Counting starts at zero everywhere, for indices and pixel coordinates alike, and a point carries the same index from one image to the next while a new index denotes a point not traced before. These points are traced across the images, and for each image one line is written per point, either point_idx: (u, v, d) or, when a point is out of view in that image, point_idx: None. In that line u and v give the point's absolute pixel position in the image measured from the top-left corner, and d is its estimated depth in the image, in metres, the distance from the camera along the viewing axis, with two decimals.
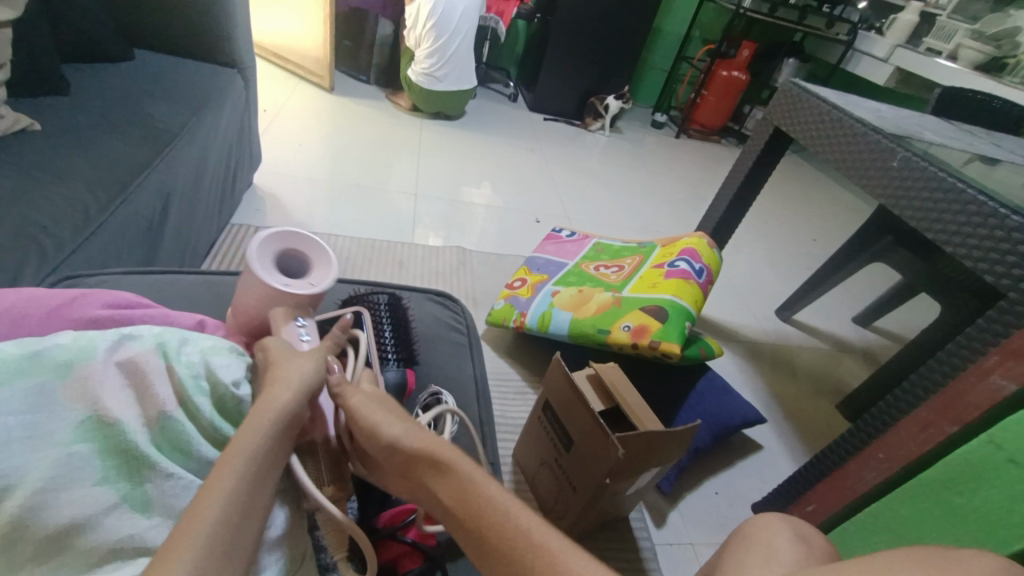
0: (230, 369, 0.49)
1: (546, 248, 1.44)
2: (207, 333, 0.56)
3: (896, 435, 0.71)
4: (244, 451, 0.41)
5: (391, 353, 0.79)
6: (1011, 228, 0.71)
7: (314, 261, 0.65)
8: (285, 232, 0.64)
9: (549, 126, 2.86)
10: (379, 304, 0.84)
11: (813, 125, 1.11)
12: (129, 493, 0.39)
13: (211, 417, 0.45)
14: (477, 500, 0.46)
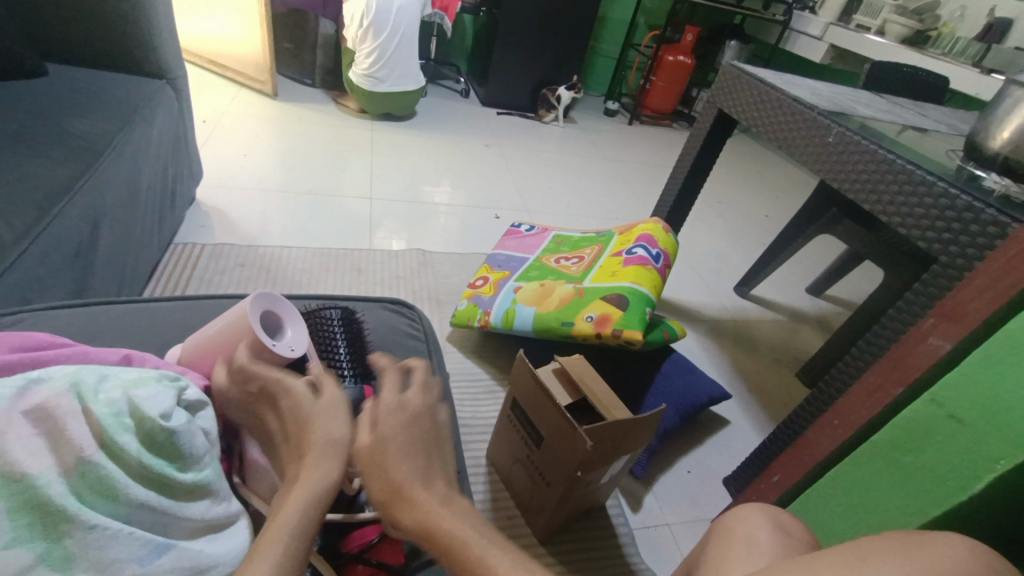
0: (158, 399, 0.45)
1: (506, 244, 1.43)
2: (134, 366, 0.53)
3: (849, 404, 0.74)
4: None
5: (347, 370, 0.74)
6: (939, 194, 0.74)
7: (287, 324, 0.66)
8: (269, 296, 0.65)
9: (504, 120, 2.84)
10: (332, 320, 0.80)
11: (754, 106, 1.15)
12: (48, 550, 0.37)
13: (139, 454, 0.42)
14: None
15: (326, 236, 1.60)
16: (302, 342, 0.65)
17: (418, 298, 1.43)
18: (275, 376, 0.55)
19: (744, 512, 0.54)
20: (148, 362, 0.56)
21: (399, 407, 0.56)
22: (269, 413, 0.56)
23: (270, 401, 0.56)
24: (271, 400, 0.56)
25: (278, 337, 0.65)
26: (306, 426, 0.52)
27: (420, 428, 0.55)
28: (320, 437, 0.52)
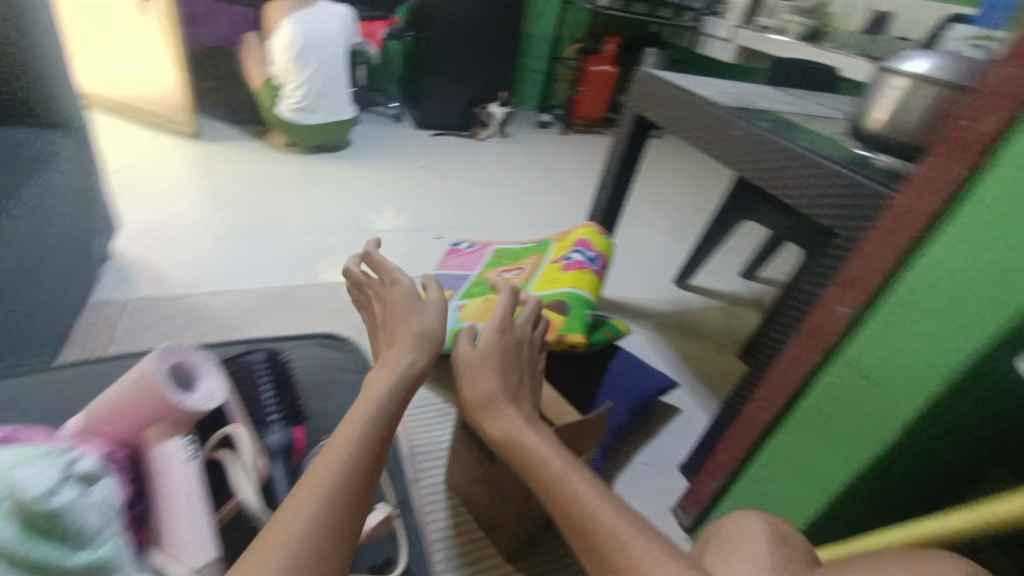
0: (41, 478, 0.43)
1: (448, 263, 1.43)
2: (20, 441, 0.49)
3: (777, 375, 0.78)
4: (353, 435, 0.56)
5: (273, 414, 0.76)
6: (830, 173, 0.81)
7: (199, 374, 0.65)
8: (178, 345, 0.63)
9: (439, 141, 2.85)
10: (253, 364, 0.81)
11: (667, 107, 1.21)
12: None
13: (16, 541, 0.39)
14: (557, 491, 0.54)
15: (263, 275, 1.55)
16: (219, 392, 0.64)
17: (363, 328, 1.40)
18: (391, 269, 0.86)
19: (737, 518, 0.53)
20: (37, 437, 0.52)
21: (500, 334, 0.77)
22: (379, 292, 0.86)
23: (385, 286, 0.85)
24: (384, 285, 0.86)
25: (191, 387, 0.64)
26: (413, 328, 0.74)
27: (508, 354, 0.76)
28: (409, 310, 0.78)
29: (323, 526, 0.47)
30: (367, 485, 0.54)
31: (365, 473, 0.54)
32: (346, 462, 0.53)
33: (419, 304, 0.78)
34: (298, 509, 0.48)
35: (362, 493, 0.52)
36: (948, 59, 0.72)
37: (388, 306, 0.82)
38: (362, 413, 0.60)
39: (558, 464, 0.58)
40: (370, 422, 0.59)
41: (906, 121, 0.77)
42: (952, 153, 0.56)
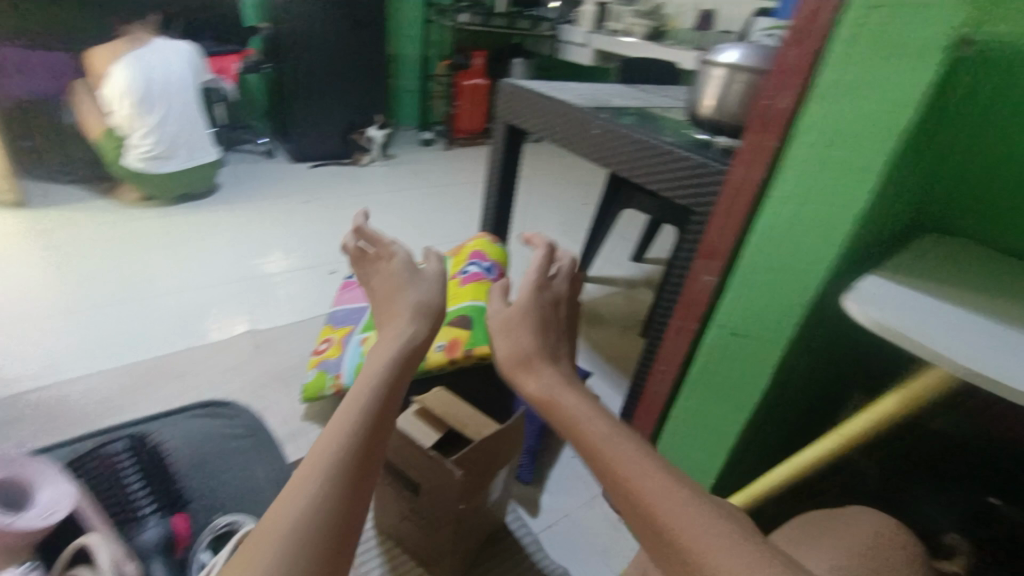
0: None
1: (344, 298, 1.42)
2: None
3: (668, 347, 0.84)
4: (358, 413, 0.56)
5: (149, 509, 0.88)
6: (677, 157, 0.89)
7: (39, 486, 0.78)
8: (9, 467, 0.78)
9: (320, 172, 2.72)
10: (123, 465, 0.92)
11: (533, 113, 1.26)
12: None
13: None
14: (601, 458, 0.50)
15: (133, 346, 1.37)
16: (63, 494, 0.78)
17: (261, 383, 1.29)
18: (387, 244, 0.87)
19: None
20: None
21: (533, 292, 0.77)
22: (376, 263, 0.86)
23: (385, 258, 0.86)
24: (383, 255, 0.87)
25: (36, 499, 0.78)
26: (415, 303, 0.75)
27: (539, 309, 0.75)
28: (417, 283, 0.80)
29: (320, 516, 0.47)
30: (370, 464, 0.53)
31: (368, 446, 0.54)
32: (344, 445, 0.52)
33: (415, 276, 0.81)
34: (294, 499, 0.47)
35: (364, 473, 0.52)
36: (752, 49, 0.83)
37: (388, 275, 0.83)
38: (361, 388, 0.59)
39: (604, 428, 0.53)
40: (369, 401, 0.58)
41: (730, 105, 0.87)
42: (767, 126, 0.64)
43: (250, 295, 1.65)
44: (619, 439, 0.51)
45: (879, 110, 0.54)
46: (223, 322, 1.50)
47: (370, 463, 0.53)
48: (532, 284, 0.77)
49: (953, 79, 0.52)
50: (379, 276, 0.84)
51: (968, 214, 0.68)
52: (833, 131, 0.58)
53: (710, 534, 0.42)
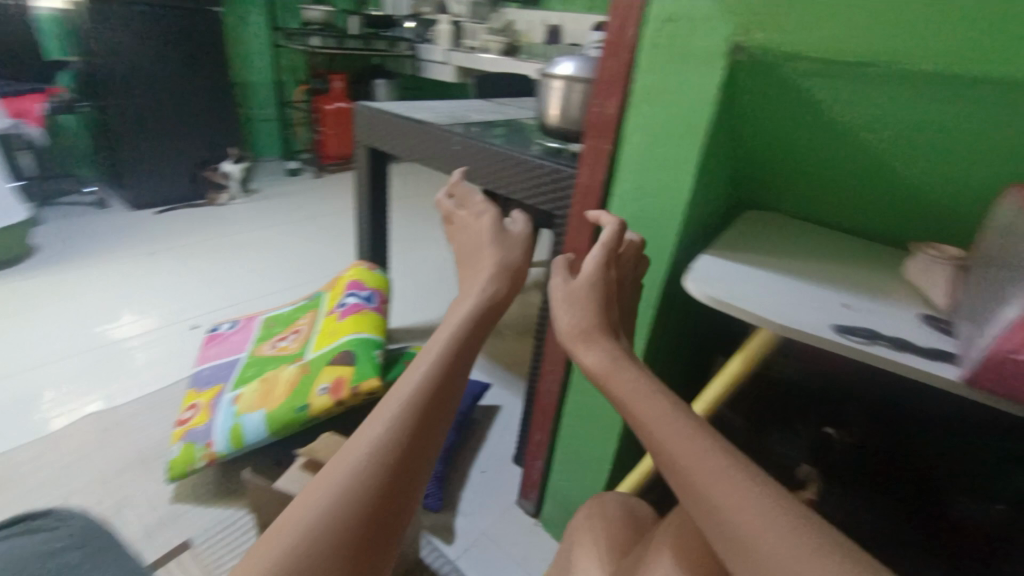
0: None
1: (210, 354, 1.28)
2: None
3: (551, 348, 0.87)
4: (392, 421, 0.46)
5: None
6: (533, 165, 0.92)
7: None
8: None
9: (169, 217, 2.40)
10: None
11: (392, 134, 1.23)
12: None
13: None
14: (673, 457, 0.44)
15: None
16: None
17: (116, 472, 1.10)
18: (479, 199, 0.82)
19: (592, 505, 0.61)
20: None
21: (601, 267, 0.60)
22: (461, 221, 0.82)
23: (470, 217, 0.81)
24: (467, 216, 0.82)
25: None
26: (486, 277, 0.67)
27: (608, 287, 0.61)
28: (492, 245, 0.73)
29: (368, 487, 0.41)
30: (403, 489, 0.43)
31: (433, 410, 0.49)
32: (367, 461, 0.43)
33: (498, 239, 0.74)
34: (289, 526, 0.39)
35: (393, 498, 0.42)
36: (583, 60, 0.89)
37: (473, 235, 0.77)
38: (431, 348, 0.56)
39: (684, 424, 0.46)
40: (439, 364, 0.53)
41: (573, 113, 0.93)
42: (601, 131, 0.70)
43: (89, 369, 1.39)
44: (684, 426, 0.46)
45: (688, 111, 0.61)
46: (57, 408, 1.26)
47: (404, 484, 0.43)
48: (604, 256, 0.61)
49: (739, 75, 0.61)
50: (465, 233, 0.80)
51: (867, 189, 0.73)
52: (657, 130, 0.65)
53: (769, 524, 0.38)
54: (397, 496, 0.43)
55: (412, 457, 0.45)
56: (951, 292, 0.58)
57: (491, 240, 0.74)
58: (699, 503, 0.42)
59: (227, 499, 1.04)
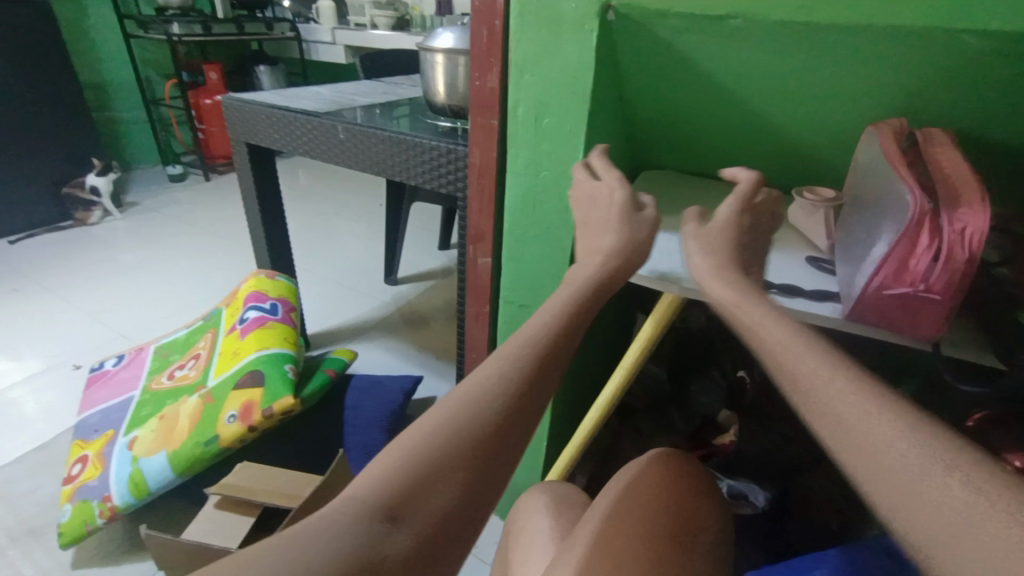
0: None
1: (94, 397, 1.12)
2: None
3: (473, 336, 0.86)
4: (495, 369, 0.45)
5: None
6: (425, 147, 0.87)
7: None
8: None
9: (27, 246, 2.05)
10: None
11: (271, 128, 1.11)
12: None
13: None
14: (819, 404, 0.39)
15: None
16: None
17: None
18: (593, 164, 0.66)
19: (527, 501, 0.61)
20: None
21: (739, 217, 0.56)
22: (586, 195, 0.60)
23: (599, 189, 0.59)
24: (596, 188, 0.59)
25: None
26: (612, 230, 0.57)
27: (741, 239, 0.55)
28: (623, 236, 0.57)
29: (487, 412, 0.42)
30: (507, 438, 0.41)
31: (555, 355, 0.48)
32: (469, 402, 0.42)
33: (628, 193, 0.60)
34: (391, 453, 0.39)
35: (498, 445, 0.40)
36: (463, 31, 0.85)
37: (600, 210, 0.59)
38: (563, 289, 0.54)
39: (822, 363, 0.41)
40: (564, 307, 0.52)
41: (460, 87, 0.89)
42: (486, 106, 0.67)
43: None
44: (808, 352, 0.42)
45: (570, 79, 0.60)
46: None
47: (509, 432, 0.41)
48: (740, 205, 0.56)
49: (613, 38, 0.60)
50: (585, 211, 0.60)
51: (755, 143, 0.77)
52: (542, 101, 0.63)
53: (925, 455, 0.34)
54: (502, 444, 0.41)
55: (515, 408, 0.43)
56: (830, 236, 0.63)
57: (625, 228, 0.57)
58: (835, 432, 0.38)
59: (139, 551, 0.94)
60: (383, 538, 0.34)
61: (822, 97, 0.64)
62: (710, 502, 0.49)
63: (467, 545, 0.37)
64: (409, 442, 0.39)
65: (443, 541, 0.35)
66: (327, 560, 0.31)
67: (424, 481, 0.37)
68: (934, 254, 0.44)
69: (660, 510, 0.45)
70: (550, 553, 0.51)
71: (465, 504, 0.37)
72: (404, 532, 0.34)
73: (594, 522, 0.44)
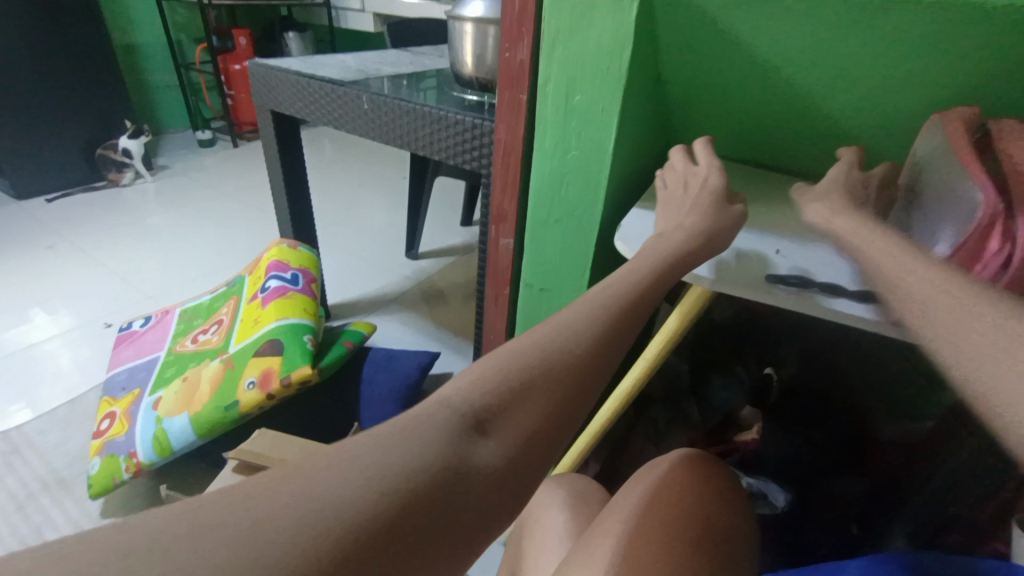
0: None
1: (121, 356, 1.15)
2: None
3: (491, 318, 0.86)
4: (581, 309, 0.45)
5: None
6: (450, 121, 0.85)
7: None
8: None
9: (63, 205, 2.11)
10: None
11: (295, 96, 1.10)
12: None
13: None
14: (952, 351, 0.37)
15: None
16: None
17: (31, 496, 1.01)
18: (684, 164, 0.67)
19: (541, 494, 0.60)
20: None
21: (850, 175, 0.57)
22: (680, 186, 0.64)
23: (695, 177, 0.64)
24: (693, 177, 0.64)
25: None
26: (704, 203, 0.59)
27: (857, 188, 0.55)
28: (711, 217, 0.57)
29: (574, 345, 0.42)
30: (589, 378, 0.41)
31: (641, 298, 0.48)
32: (555, 335, 0.42)
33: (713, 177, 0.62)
34: (472, 372, 0.39)
35: (582, 383, 0.40)
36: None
37: (693, 194, 0.61)
38: (660, 245, 0.54)
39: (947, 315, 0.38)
40: (648, 262, 0.52)
41: (488, 59, 0.86)
42: (514, 79, 0.64)
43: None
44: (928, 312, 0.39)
45: (605, 52, 0.56)
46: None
47: (593, 371, 0.41)
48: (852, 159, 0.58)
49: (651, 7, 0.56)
50: (676, 195, 0.63)
51: (800, 128, 0.72)
52: (574, 75, 0.59)
53: None
54: (585, 383, 0.41)
55: (599, 348, 0.43)
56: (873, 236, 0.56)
57: (707, 210, 0.58)
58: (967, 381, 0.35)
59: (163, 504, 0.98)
60: (472, 448, 0.34)
61: (878, 78, 0.60)
62: (735, 508, 0.48)
63: (544, 472, 0.37)
64: (496, 363, 0.39)
65: (523, 464, 0.36)
66: (421, 461, 0.32)
67: (510, 403, 0.37)
68: (1003, 261, 0.41)
69: (680, 516, 0.43)
70: (564, 551, 0.51)
71: (547, 433, 0.38)
72: (490, 448, 0.35)
73: (617, 523, 0.42)
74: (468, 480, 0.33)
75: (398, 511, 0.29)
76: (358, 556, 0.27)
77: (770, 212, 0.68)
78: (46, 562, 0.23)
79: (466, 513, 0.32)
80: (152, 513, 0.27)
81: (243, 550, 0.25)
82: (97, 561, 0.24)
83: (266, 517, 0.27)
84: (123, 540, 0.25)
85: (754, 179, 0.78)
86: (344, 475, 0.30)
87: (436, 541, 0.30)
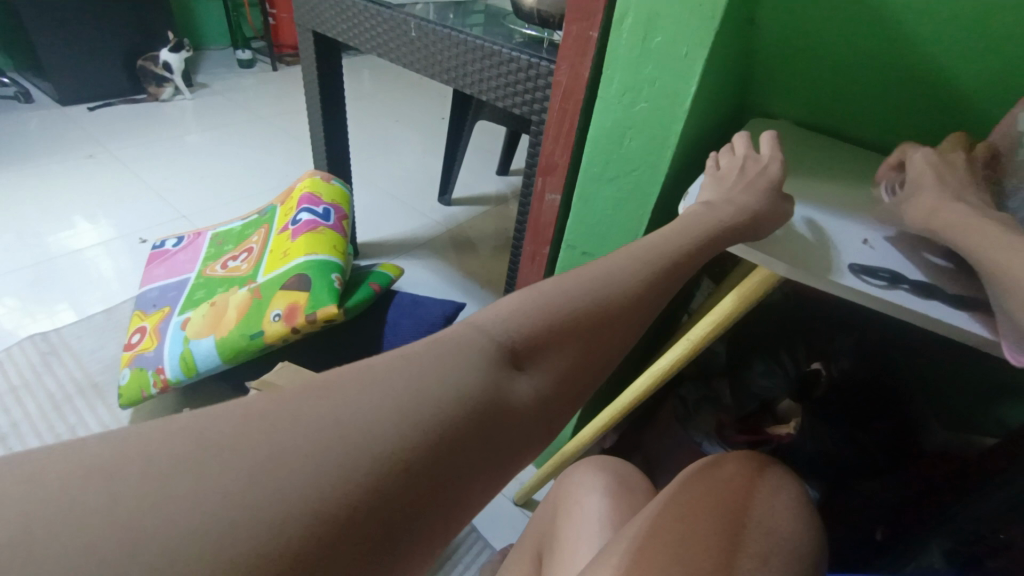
0: None
1: (153, 274, 1.16)
2: None
3: (525, 276, 0.82)
4: (625, 258, 0.44)
5: None
6: (504, 59, 0.77)
7: None
8: None
9: (104, 115, 2.10)
10: None
11: (338, 17, 1.02)
12: None
13: None
14: None
15: None
16: None
17: (66, 397, 1.06)
18: (743, 146, 0.61)
19: (580, 478, 0.58)
20: None
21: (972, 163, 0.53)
22: (736, 166, 0.58)
23: (755, 163, 0.58)
24: (752, 161, 0.58)
25: None
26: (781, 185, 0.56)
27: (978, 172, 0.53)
28: (775, 214, 0.52)
29: (624, 295, 0.41)
30: (631, 327, 0.40)
31: (692, 258, 0.47)
32: (602, 278, 0.41)
33: (769, 165, 0.57)
34: (509, 304, 0.37)
35: (617, 332, 0.39)
36: None
37: (749, 177, 0.56)
38: (721, 209, 0.52)
39: None
40: (704, 221, 0.50)
41: None
42: (584, 13, 0.57)
43: (42, 277, 1.30)
44: None
45: None
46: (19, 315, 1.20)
47: (635, 320, 0.41)
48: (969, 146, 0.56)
49: None
50: (732, 174, 0.57)
51: None
52: (654, 11, 0.52)
53: None
54: (626, 330, 0.40)
55: (644, 299, 0.42)
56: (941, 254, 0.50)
57: (775, 204, 0.53)
58: None
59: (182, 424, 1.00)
60: (514, 381, 0.33)
61: None
62: (796, 509, 0.44)
63: (573, 413, 0.37)
64: (541, 296, 0.38)
65: (559, 398, 0.36)
66: (459, 388, 0.30)
67: (545, 345, 0.36)
68: None
69: (733, 518, 0.40)
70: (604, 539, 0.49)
71: (578, 382, 0.37)
72: (528, 381, 0.34)
73: (669, 516, 0.41)
74: (506, 415, 0.31)
75: (436, 443, 0.27)
76: (396, 488, 0.25)
77: (847, 191, 0.61)
78: (15, 482, 0.20)
79: (511, 435, 0.31)
80: (154, 427, 0.24)
81: (263, 482, 0.23)
82: (80, 485, 0.21)
83: (292, 443, 0.24)
84: (115, 460, 0.22)
85: (833, 151, 0.70)
86: (380, 396, 0.27)
87: (479, 461, 0.29)
